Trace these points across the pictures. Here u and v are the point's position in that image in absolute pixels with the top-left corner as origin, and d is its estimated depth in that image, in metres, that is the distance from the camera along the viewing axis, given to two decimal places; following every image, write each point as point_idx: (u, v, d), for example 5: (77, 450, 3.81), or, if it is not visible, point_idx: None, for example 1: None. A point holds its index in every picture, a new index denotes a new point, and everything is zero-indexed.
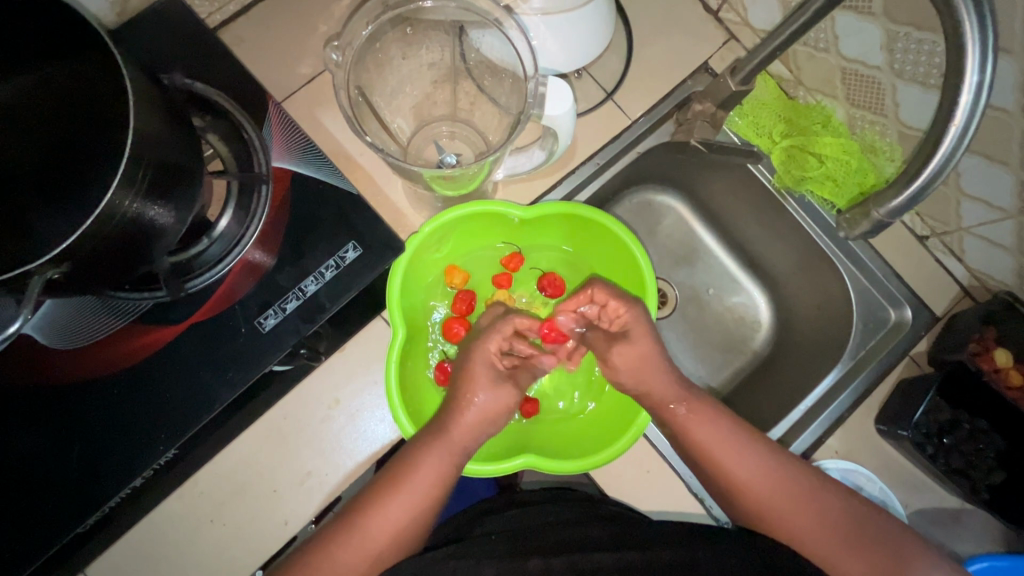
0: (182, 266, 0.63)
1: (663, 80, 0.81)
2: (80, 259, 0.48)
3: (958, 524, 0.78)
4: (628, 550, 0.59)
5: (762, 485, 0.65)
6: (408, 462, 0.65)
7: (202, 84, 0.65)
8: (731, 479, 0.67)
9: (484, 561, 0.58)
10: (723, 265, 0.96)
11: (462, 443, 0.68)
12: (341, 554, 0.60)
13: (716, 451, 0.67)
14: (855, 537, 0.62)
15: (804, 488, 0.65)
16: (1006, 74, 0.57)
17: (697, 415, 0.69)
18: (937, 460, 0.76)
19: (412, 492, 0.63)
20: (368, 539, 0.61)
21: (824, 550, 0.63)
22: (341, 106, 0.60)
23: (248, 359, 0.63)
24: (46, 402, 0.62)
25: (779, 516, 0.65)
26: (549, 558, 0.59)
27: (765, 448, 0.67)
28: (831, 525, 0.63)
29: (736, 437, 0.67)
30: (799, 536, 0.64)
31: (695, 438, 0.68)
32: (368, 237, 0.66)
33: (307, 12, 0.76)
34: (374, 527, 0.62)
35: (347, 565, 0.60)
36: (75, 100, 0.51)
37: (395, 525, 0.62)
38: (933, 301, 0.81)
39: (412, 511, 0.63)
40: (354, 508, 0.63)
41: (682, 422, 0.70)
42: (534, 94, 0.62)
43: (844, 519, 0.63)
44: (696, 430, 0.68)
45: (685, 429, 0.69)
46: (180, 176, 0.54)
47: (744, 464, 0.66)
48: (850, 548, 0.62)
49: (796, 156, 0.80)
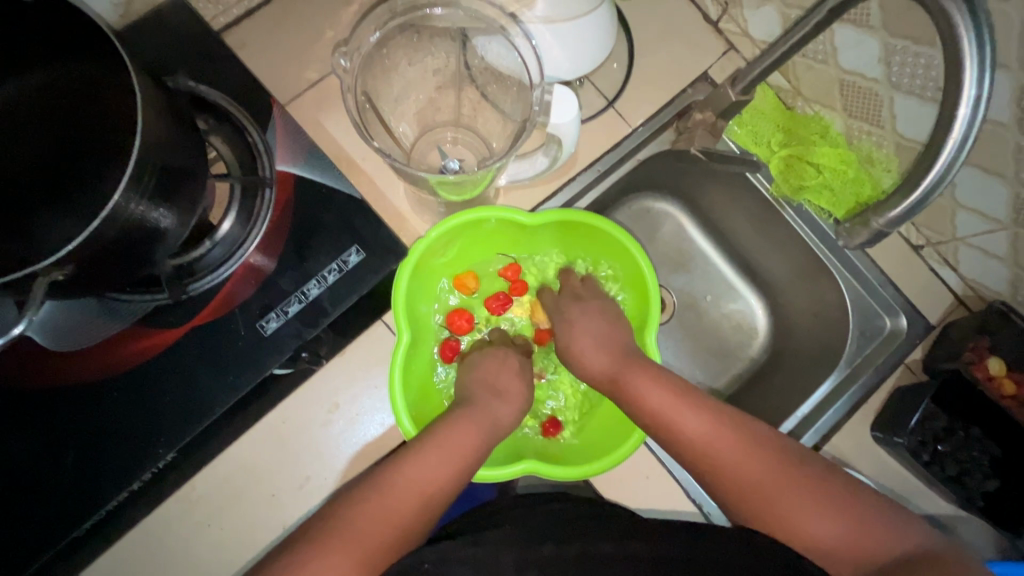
0: (184, 268, 0.63)
1: (664, 89, 0.82)
2: (85, 261, 0.48)
3: (953, 531, 0.79)
4: (631, 541, 0.59)
5: (718, 443, 0.63)
6: (446, 427, 0.64)
7: (206, 87, 0.64)
8: (680, 436, 0.64)
9: (502, 550, 0.58)
10: (721, 273, 0.96)
11: (495, 418, 0.69)
12: (380, 510, 0.56)
13: (669, 413, 0.65)
14: (822, 490, 0.58)
15: (760, 441, 0.62)
16: (1002, 89, 0.58)
17: (641, 375, 0.68)
18: (932, 467, 0.76)
19: (453, 451, 0.62)
20: (408, 495, 0.58)
21: (783, 502, 0.59)
22: (348, 111, 0.61)
23: (249, 362, 0.62)
24: (44, 404, 0.61)
25: (732, 471, 0.61)
26: (563, 546, 0.59)
27: (711, 404, 0.65)
28: (792, 476, 0.59)
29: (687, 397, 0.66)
30: (762, 492, 0.60)
31: (646, 402, 0.66)
32: (371, 242, 0.66)
33: (312, 17, 0.76)
34: (415, 483, 0.59)
35: (391, 515, 0.56)
36: (79, 103, 0.51)
37: (439, 483, 0.60)
38: (928, 310, 0.82)
39: (455, 471, 0.61)
40: (390, 467, 0.60)
41: (634, 391, 0.68)
42: (540, 102, 0.64)
43: (808, 474, 0.59)
44: (640, 390, 0.67)
45: (627, 388, 0.68)
46: (185, 179, 0.54)
47: (692, 419, 0.64)
48: (818, 501, 0.58)
49: (795, 165, 0.81)
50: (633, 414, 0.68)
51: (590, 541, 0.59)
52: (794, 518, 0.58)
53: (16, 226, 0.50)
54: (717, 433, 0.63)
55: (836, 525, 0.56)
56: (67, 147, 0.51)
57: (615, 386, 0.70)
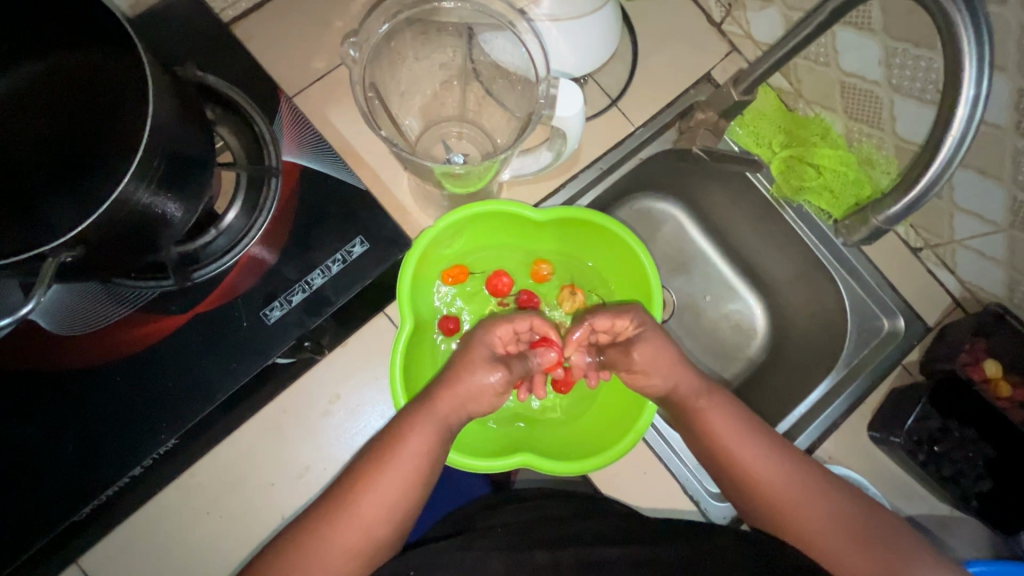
0: (189, 256, 0.64)
1: (667, 89, 0.83)
2: (93, 243, 0.49)
3: (949, 534, 0.79)
4: (635, 547, 0.59)
5: (776, 482, 0.63)
6: (392, 440, 0.62)
7: (213, 77, 0.65)
8: (741, 469, 0.64)
9: (493, 555, 0.58)
10: (720, 273, 0.97)
11: (450, 419, 0.65)
12: (332, 532, 0.58)
13: (732, 446, 0.64)
14: (863, 537, 0.60)
15: (812, 483, 0.63)
16: (1000, 91, 0.59)
17: (716, 407, 0.67)
18: (927, 467, 0.76)
19: (399, 470, 0.61)
20: (361, 517, 0.59)
21: (832, 553, 0.60)
22: (356, 100, 0.61)
23: (252, 351, 0.63)
24: (46, 386, 0.61)
25: (791, 515, 0.62)
26: (556, 551, 0.58)
27: (787, 450, 0.65)
28: (838, 524, 0.61)
29: (752, 430, 0.65)
30: (806, 536, 0.61)
31: (713, 431, 0.66)
32: (375, 233, 0.66)
33: (322, 11, 0.77)
34: (365, 504, 0.59)
35: (343, 545, 0.58)
36: (88, 88, 0.52)
37: (388, 503, 0.60)
38: (925, 311, 0.83)
39: (403, 488, 0.60)
40: (344, 487, 0.61)
41: (697, 412, 0.67)
42: (545, 94, 0.64)
43: (854, 523, 0.60)
44: (712, 419, 0.66)
45: (698, 417, 0.67)
46: (190, 168, 0.55)
47: (757, 456, 0.64)
48: (859, 549, 0.59)
49: (795, 166, 0.82)
50: (700, 437, 0.67)
51: (588, 545, 0.59)
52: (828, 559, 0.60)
53: (19, 207, 0.50)
54: (777, 478, 0.63)
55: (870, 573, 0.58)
56: (75, 130, 0.52)
57: (682, 406, 0.68)
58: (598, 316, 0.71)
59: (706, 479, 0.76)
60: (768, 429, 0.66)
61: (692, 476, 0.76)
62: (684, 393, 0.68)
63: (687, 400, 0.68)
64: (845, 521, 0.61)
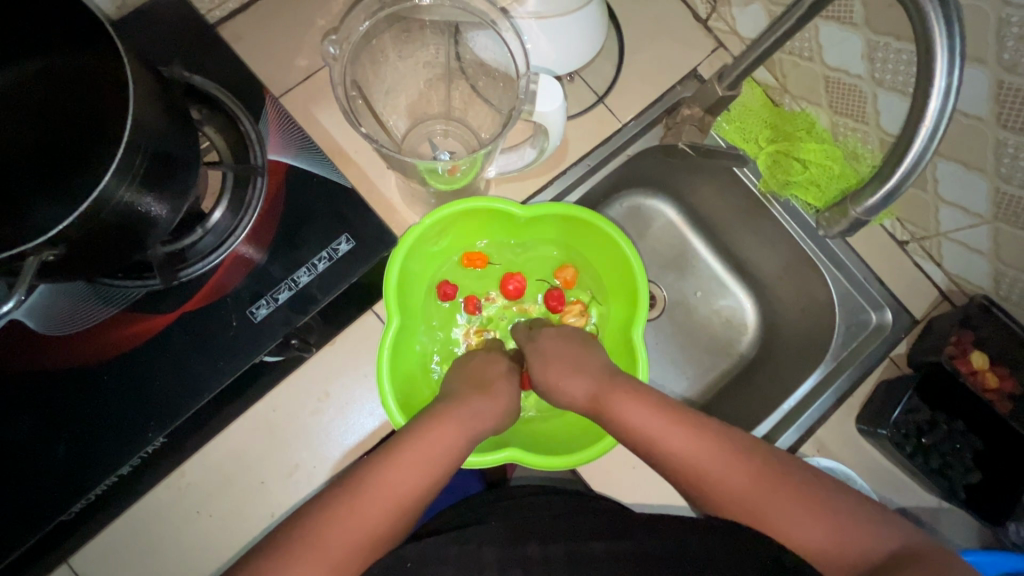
0: (176, 255, 0.64)
1: (654, 85, 0.84)
2: (77, 242, 0.49)
3: (938, 525, 0.79)
4: (620, 541, 0.58)
5: (700, 459, 0.58)
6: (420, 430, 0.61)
7: (200, 78, 0.65)
8: (660, 448, 0.61)
9: (486, 548, 0.58)
10: (711, 269, 0.97)
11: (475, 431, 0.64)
12: (352, 517, 0.53)
13: (649, 432, 0.61)
14: (810, 500, 0.55)
15: (741, 451, 0.59)
16: (979, 83, 0.60)
17: (625, 395, 0.65)
18: (916, 459, 0.76)
19: (425, 459, 0.59)
20: (385, 501, 0.55)
21: (778, 521, 0.54)
22: (338, 98, 0.61)
23: (239, 349, 0.63)
24: (35, 386, 0.62)
25: (725, 487, 0.57)
26: (547, 546, 0.58)
27: (705, 420, 0.62)
28: (776, 486, 0.56)
29: (666, 414, 0.62)
30: (748, 504, 0.56)
31: (629, 420, 0.63)
32: (361, 230, 0.67)
33: (308, 11, 0.77)
34: (389, 486, 0.56)
35: (357, 528, 0.53)
36: (71, 89, 0.52)
37: (414, 488, 0.57)
38: (913, 304, 0.83)
39: (426, 478, 0.58)
40: (360, 473, 0.57)
41: (608, 406, 0.65)
42: (525, 91, 0.64)
43: (794, 484, 0.56)
44: (620, 405, 0.64)
45: (607, 406, 0.65)
46: (175, 168, 0.55)
47: (675, 435, 0.60)
48: (809, 512, 0.54)
49: (781, 161, 0.82)
50: (615, 429, 0.65)
51: (578, 540, 0.58)
52: (785, 530, 0.54)
53: (5, 207, 0.51)
54: (701, 450, 0.59)
55: (823, 542, 0.53)
56: (61, 130, 0.52)
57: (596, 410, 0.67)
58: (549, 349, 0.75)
59: None
60: (689, 411, 0.63)
61: None
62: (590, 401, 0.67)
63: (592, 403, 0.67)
64: (791, 483, 0.56)
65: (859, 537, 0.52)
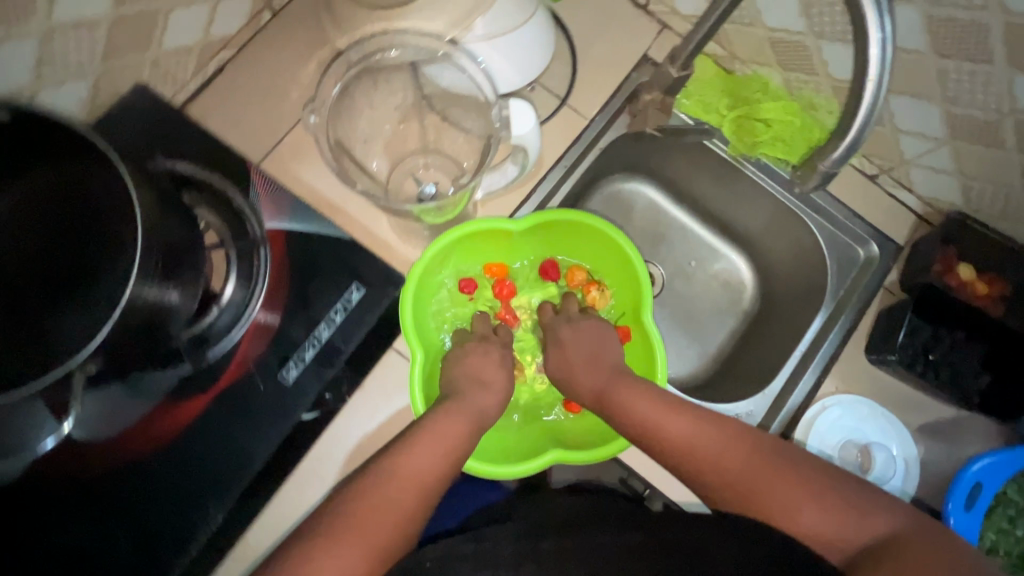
0: (200, 337, 0.66)
1: (611, 77, 0.87)
2: (112, 348, 0.51)
3: (961, 434, 0.82)
4: (631, 531, 0.59)
5: (695, 440, 0.65)
6: (437, 417, 0.66)
7: (184, 164, 0.69)
8: (664, 442, 0.67)
9: (501, 543, 0.58)
10: (700, 237, 1.01)
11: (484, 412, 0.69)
12: (371, 505, 0.58)
13: (653, 421, 0.67)
14: (799, 480, 0.60)
15: (730, 434, 0.65)
16: (911, 19, 0.64)
17: (630, 386, 0.71)
18: (926, 376, 0.80)
19: (439, 442, 0.63)
20: (402, 485, 0.60)
21: (772, 499, 0.60)
22: (328, 162, 0.66)
23: (277, 412, 0.67)
24: (91, 491, 0.64)
25: (721, 468, 0.63)
26: (562, 538, 0.59)
27: (712, 420, 0.67)
28: (763, 467, 0.62)
29: (667, 402, 0.68)
30: (741, 487, 0.62)
31: (633, 410, 0.69)
32: (368, 277, 0.71)
33: (269, 76, 0.79)
34: (408, 470, 0.61)
35: (377, 507, 0.58)
36: (65, 203, 0.53)
37: (428, 471, 0.62)
38: (895, 232, 0.87)
39: (443, 461, 0.63)
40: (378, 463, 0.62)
41: (612, 400, 0.71)
42: (500, 118, 0.71)
43: (782, 464, 0.62)
44: (628, 402, 0.69)
45: (615, 401, 0.71)
46: (182, 258, 0.58)
47: (675, 422, 0.67)
48: (797, 491, 0.59)
49: (745, 125, 0.86)
50: (623, 428, 0.70)
51: (592, 531, 0.59)
52: (781, 515, 0.59)
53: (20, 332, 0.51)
54: (698, 439, 0.65)
55: (816, 518, 0.57)
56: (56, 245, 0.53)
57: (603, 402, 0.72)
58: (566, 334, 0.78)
59: None
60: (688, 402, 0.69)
61: None
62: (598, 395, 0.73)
63: (605, 398, 0.72)
64: (794, 480, 0.60)
65: (849, 519, 0.57)
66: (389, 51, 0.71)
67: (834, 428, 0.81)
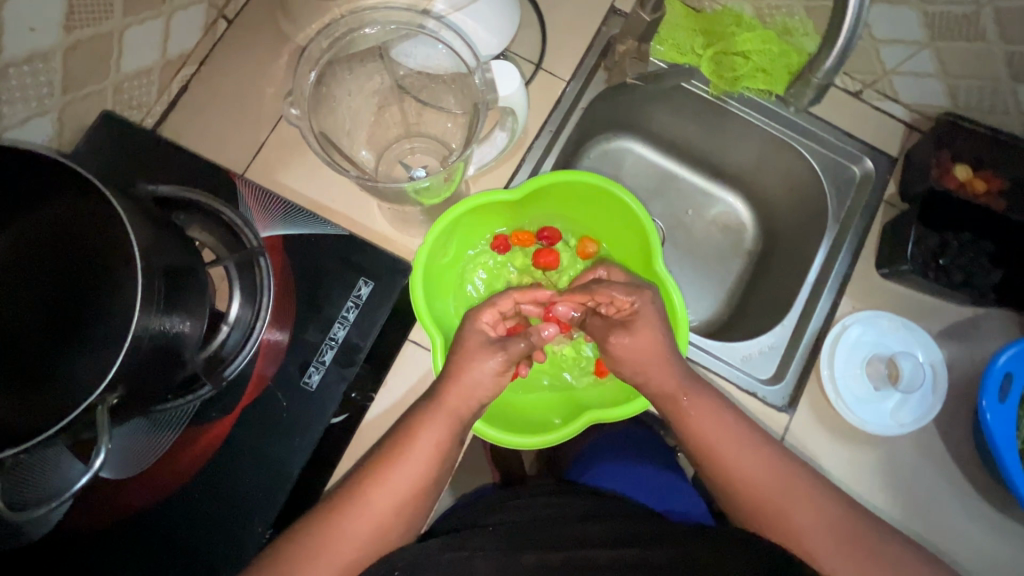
0: (214, 358, 0.64)
1: (581, 34, 0.85)
2: (131, 378, 0.49)
3: (981, 333, 0.82)
4: (626, 548, 0.59)
5: (761, 479, 0.66)
6: (412, 429, 0.64)
7: (164, 185, 0.65)
8: (729, 477, 0.67)
9: (478, 556, 0.58)
10: (692, 184, 1.01)
11: (457, 408, 0.65)
12: (345, 533, 0.60)
13: (718, 447, 0.67)
14: (855, 544, 0.62)
15: (798, 481, 0.65)
16: None
17: (702, 406, 0.69)
18: (940, 280, 0.80)
19: (413, 460, 0.63)
20: (374, 510, 0.61)
21: (824, 551, 0.62)
22: (316, 151, 0.62)
23: (306, 421, 0.65)
24: (134, 529, 0.63)
25: (785, 516, 0.64)
26: (545, 554, 0.59)
27: (768, 444, 0.68)
28: (829, 525, 0.63)
29: (739, 431, 0.68)
30: (798, 534, 0.63)
31: (698, 431, 0.68)
32: (374, 270, 0.70)
33: (238, 87, 0.77)
34: (383, 492, 0.62)
35: (351, 533, 0.60)
36: (53, 237, 0.50)
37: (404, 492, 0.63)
38: (886, 144, 0.86)
39: (418, 480, 0.64)
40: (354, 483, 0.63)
41: (678, 419, 0.69)
42: (484, 82, 0.69)
43: (839, 520, 0.63)
44: (693, 425, 0.68)
45: (677, 414, 0.69)
46: (184, 279, 0.56)
47: (744, 459, 0.67)
48: (849, 553, 0.61)
49: (723, 61, 0.84)
50: (683, 437, 0.70)
51: (581, 548, 0.59)
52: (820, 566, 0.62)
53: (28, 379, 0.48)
54: (768, 483, 0.66)
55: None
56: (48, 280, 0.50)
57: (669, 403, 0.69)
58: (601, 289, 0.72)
59: (754, 370, 0.82)
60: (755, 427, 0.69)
61: (742, 373, 0.81)
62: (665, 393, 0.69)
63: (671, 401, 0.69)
64: (816, 504, 0.64)
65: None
66: (366, 28, 0.70)
67: (858, 345, 0.81)
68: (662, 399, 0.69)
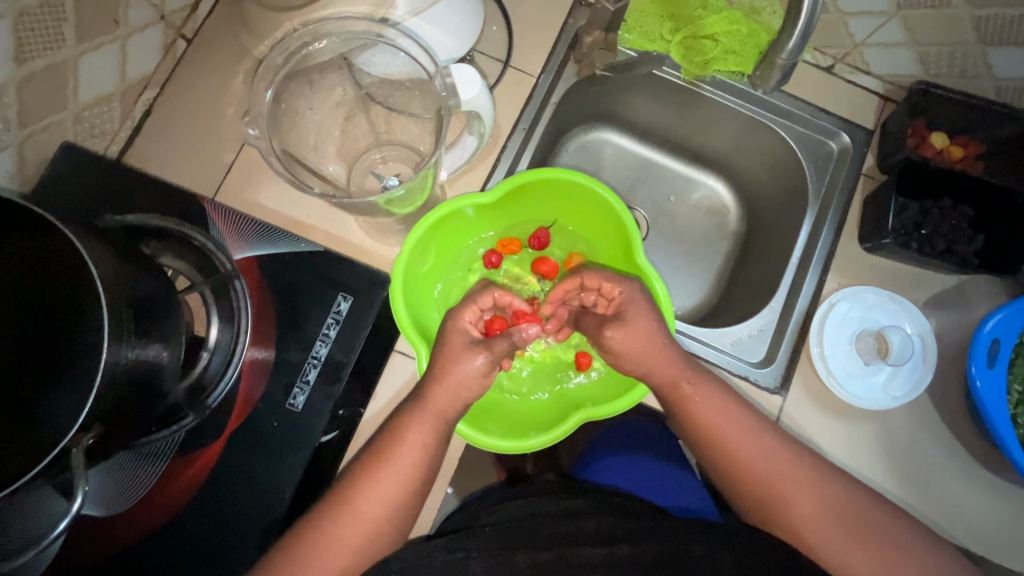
0: (195, 386, 0.63)
1: (548, 28, 0.84)
2: (107, 414, 0.48)
3: (968, 299, 0.82)
4: (618, 544, 0.58)
5: (767, 466, 0.65)
6: (399, 436, 0.63)
7: (133, 214, 0.64)
8: (738, 462, 0.67)
9: (474, 556, 0.56)
10: (672, 170, 1.00)
11: (445, 410, 0.65)
12: (335, 547, 0.60)
13: (725, 433, 0.67)
14: (858, 529, 0.62)
15: (803, 466, 0.65)
16: None
17: (706, 395, 0.68)
18: (924, 249, 0.80)
19: (400, 467, 0.63)
20: (364, 520, 0.61)
21: (827, 536, 0.62)
22: (278, 172, 0.62)
23: (296, 441, 0.65)
24: (129, 563, 0.62)
25: (790, 502, 0.64)
26: (536, 553, 0.57)
27: (769, 430, 0.67)
28: (832, 511, 0.63)
29: (745, 418, 0.68)
30: (801, 520, 0.63)
31: (705, 418, 0.68)
32: (353, 284, 0.69)
33: (201, 107, 0.75)
34: (372, 502, 0.61)
35: (340, 543, 0.60)
36: (16, 279, 0.49)
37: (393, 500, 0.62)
38: (861, 118, 0.85)
39: (407, 486, 0.63)
40: (341, 496, 0.62)
41: (683, 407, 0.69)
42: (446, 87, 0.68)
43: (840, 505, 0.63)
44: (700, 413, 0.68)
45: (683, 400, 0.69)
46: (155, 308, 0.55)
47: (752, 445, 0.66)
48: (855, 540, 0.61)
49: (693, 45, 0.82)
50: (688, 424, 0.69)
51: (575, 545, 0.58)
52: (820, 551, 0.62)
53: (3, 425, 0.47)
54: (776, 469, 0.65)
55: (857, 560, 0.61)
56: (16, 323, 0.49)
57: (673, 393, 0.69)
58: (589, 274, 0.72)
59: (744, 355, 0.82)
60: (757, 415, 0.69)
61: (733, 358, 0.81)
62: (667, 382, 0.69)
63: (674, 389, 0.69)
64: (818, 493, 0.64)
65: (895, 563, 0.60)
66: (317, 42, 0.68)
67: (845, 321, 0.81)
68: (664, 390, 0.70)
